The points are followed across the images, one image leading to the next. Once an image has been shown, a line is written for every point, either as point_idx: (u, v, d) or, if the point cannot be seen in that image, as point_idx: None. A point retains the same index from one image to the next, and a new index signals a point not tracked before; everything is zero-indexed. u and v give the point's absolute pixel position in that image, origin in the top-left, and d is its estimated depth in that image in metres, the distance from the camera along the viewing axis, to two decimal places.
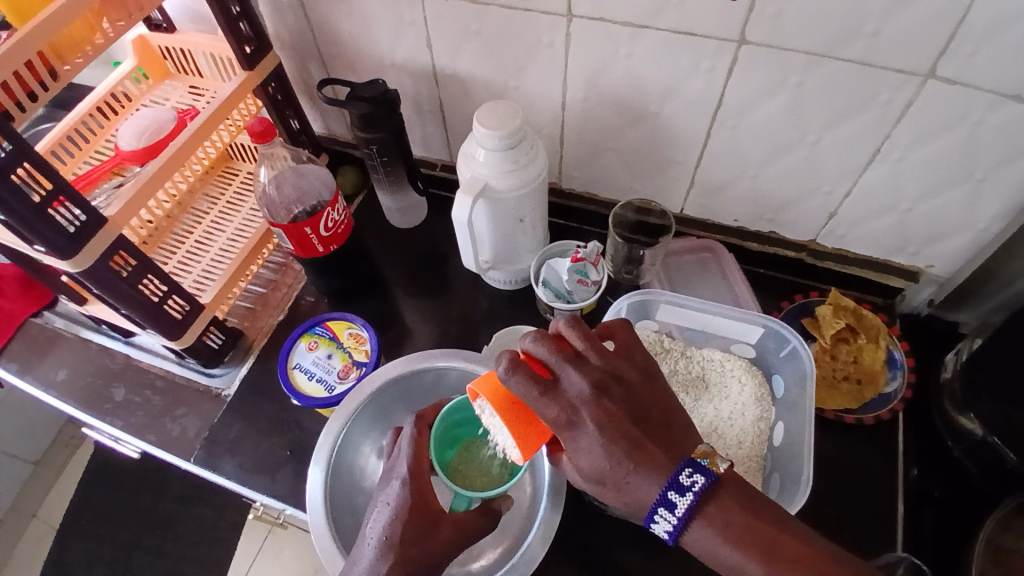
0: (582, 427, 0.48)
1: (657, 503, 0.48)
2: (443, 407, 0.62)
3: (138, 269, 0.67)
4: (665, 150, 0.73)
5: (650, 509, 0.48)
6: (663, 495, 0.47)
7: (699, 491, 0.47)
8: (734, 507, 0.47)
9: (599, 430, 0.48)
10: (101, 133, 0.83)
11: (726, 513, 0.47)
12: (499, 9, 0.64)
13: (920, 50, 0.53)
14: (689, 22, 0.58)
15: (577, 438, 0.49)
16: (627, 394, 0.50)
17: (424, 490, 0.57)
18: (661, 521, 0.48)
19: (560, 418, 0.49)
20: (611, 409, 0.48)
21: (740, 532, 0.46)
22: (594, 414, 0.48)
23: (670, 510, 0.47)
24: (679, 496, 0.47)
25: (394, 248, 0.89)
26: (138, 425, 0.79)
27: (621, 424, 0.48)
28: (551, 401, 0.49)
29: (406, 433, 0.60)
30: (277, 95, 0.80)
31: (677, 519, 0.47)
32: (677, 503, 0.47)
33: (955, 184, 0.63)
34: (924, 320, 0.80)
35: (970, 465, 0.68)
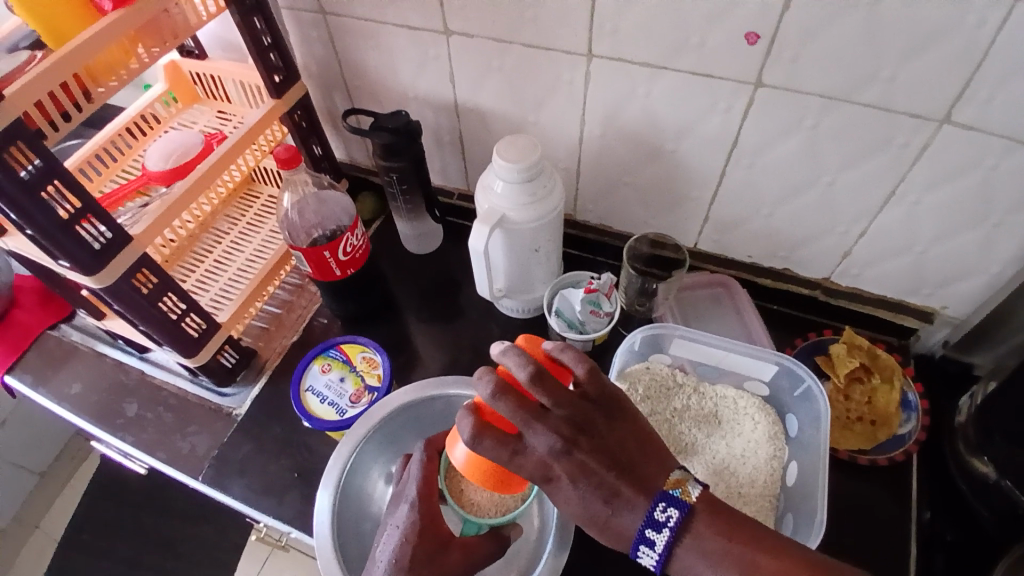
0: (558, 479, 0.49)
1: (637, 540, 0.48)
2: None
3: (159, 287, 0.68)
4: (680, 187, 0.74)
5: (631, 547, 0.48)
6: (642, 532, 0.48)
7: (674, 524, 0.47)
8: (716, 536, 0.46)
9: (569, 485, 0.48)
10: (129, 153, 0.85)
11: (705, 542, 0.46)
12: (521, 48, 0.66)
13: (935, 96, 0.54)
14: (707, 65, 0.60)
15: (565, 483, 0.48)
16: (596, 443, 0.49)
17: (433, 513, 0.57)
18: (645, 556, 0.48)
19: (533, 475, 0.49)
20: (579, 465, 0.48)
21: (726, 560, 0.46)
22: (564, 469, 0.48)
23: (651, 547, 0.48)
24: (656, 533, 0.47)
25: (408, 273, 0.90)
26: (149, 441, 0.79)
27: (596, 475, 0.48)
28: (522, 461, 0.48)
29: (416, 459, 0.60)
30: (302, 122, 0.83)
31: (658, 555, 0.47)
32: (655, 540, 0.47)
33: (970, 228, 0.63)
34: (937, 361, 0.79)
35: (982, 511, 0.67)
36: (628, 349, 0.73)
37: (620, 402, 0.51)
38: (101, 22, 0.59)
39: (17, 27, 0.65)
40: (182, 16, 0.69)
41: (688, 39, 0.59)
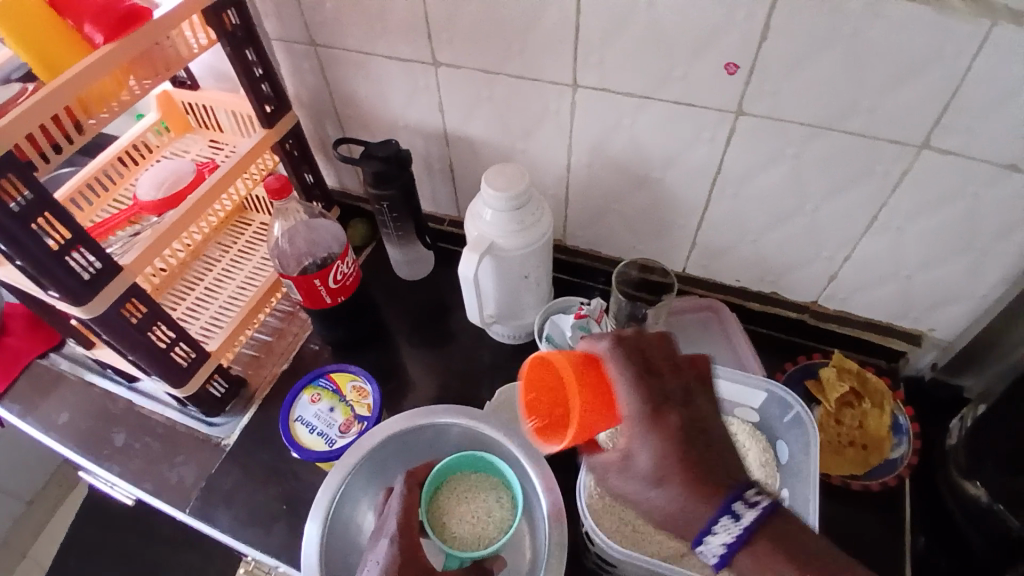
0: (664, 425, 0.52)
1: (721, 511, 0.48)
2: (433, 466, 0.65)
3: (149, 316, 0.68)
4: (668, 214, 0.75)
5: (710, 519, 0.49)
6: (729, 503, 0.49)
7: (763, 511, 0.48)
8: (790, 542, 0.47)
9: (660, 434, 0.52)
10: (121, 181, 0.86)
11: (782, 539, 0.47)
12: (509, 79, 0.68)
13: (913, 124, 0.55)
14: (690, 95, 0.61)
15: (650, 434, 0.52)
16: (696, 412, 0.54)
17: (414, 544, 0.57)
18: (721, 531, 0.48)
19: (637, 407, 0.53)
20: (681, 418, 0.53)
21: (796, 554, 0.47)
22: (672, 414, 0.53)
23: (733, 521, 0.48)
24: (745, 508, 0.48)
25: (400, 299, 0.90)
26: (136, 471, 0.78)
27: (685, 438, 0.52)
28: (636, 386, 0.54)
29: (397, 491, 0.62)
30: (293, 151, 0.83)
31: (738, 531, 0.48)
32: (741, 514, 0.48)
33: (954, 252, 0.64)
34: (928, 386, 0.79)
35: (975, 536, 0.67)
36: None
37: None
38: (92, 56, 0.59)
39: (9, 57, 0.66)
40: (174, 49, 0.69)
41: (672, 71, 0.60)
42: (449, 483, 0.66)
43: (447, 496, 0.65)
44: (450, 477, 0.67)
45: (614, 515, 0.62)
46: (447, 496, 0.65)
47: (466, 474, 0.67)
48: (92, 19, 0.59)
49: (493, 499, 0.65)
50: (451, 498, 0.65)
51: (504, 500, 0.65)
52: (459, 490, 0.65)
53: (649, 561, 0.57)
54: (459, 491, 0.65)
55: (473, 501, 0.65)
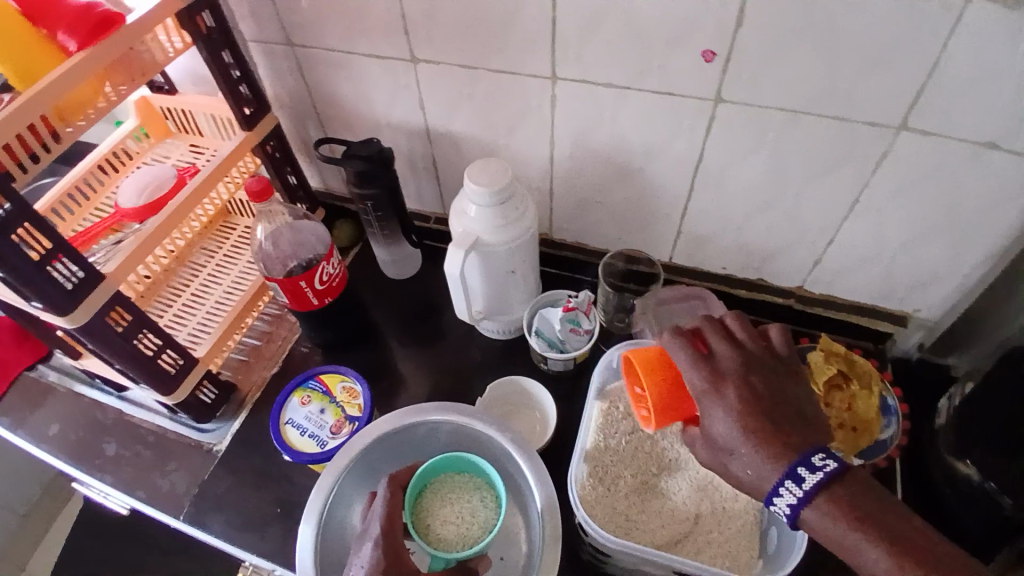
0: (724, 398, 0.52)
1: (784, 475, 0.48)
2: (415, 470, 0.65)
3: (135, 324, 0.67)
4: (652, 204, 0.75)
5: (777, 480, 0.48)
6: (792, 467, 0.48)
7: (829, 475, 0.47)
8: (854, 503, 0.47)
9: (727, 406, 0.51)
10: (102, 190, 0.85)
11: (847, 499, 0.47)
12: (488, 74, 0.67)
13: (891, 106, 0.56)
14: (669, 85, 0.61)
15: (715, 408, 0.52)
16: (764, 383, 0.53)
17: (397, 548, 0.57)
18: (786, 494, 0.48)
19: (699, 383, 0.53)
20: (746, 389, 0.51)
21: (861, 513, 0.47)
22: (733, 386, 0.52)
23: (797, 484, 0.48)
24: (808, 472, 0.48)
25: (389, 299, 0.90)
26: (128, 480, 0.77)
27: (754, 409, 0.51)
28: (700, 364, 0.53)
29: (380, 495, 0.61)
30: (275, 153, 0.83)
31: (802, 494, 0.47)
32: (805, 478, 0.47)
33: (936, 232, 0.65)
34: (914, 364, 0.80)
35: (965, 515, 0.67)
36: (606, 366, 0.72)
37: (795, 367, 0.56)
38: (66, 63, 0.58)
39: None
40: (148, 54, 0.68)
41: (650, 62, 0.60)
42: (433, 485, 0.66)
43: (430, 498, 0.65)
44: (433, 479, 0.67)
45: (605, 505, 0.63)
46: (431, 498, 0.65)
47: (449, 475, 0.67)
48: (66, 27, 0.59)
49: (477, 499, 0.65)
50: (435, 500, 0.65)
51: (488, 499, 0.65)
52: (443, 491, 0.66)
53: (638, 549, 0.58)
54: (443, 492, 0.65)
55: (456, 502, 0.65)
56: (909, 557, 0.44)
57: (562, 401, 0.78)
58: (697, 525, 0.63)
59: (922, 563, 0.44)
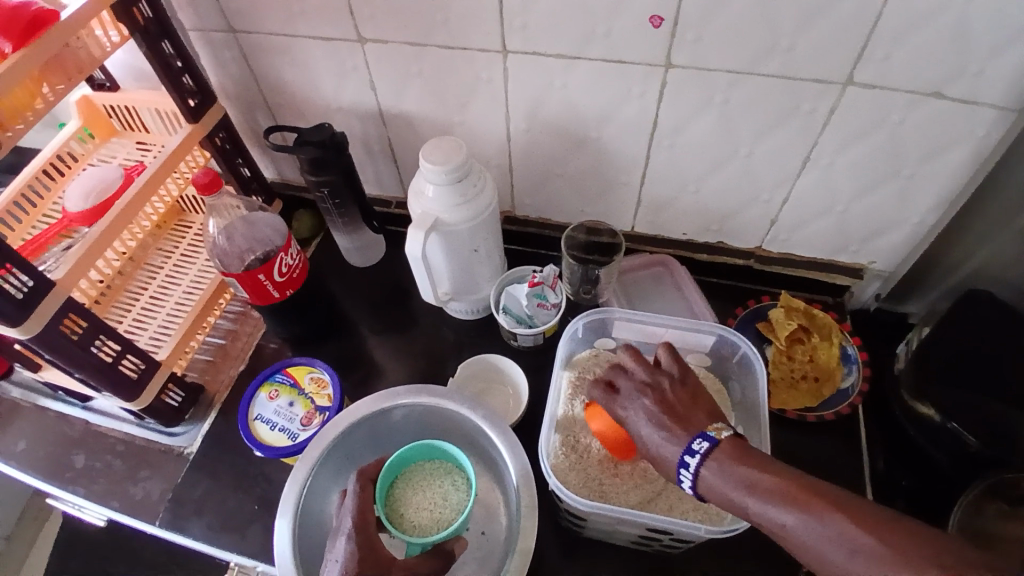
0: (631, 423, 0.56)
1: (678, 464, 0.51)
2: (384, 462, 0.64)
3: (90, 331, 0.65)
4: (610, 172, 0.75)
5: (674, 471, 0.52)
6: (681, 456, 0.51)
7: (705, 454, 0.50)
8: (735, 467, 0.48)
9: (636, 426, 0.55)
10: (48, 196, 0.81)
11: (729, 469, 0.48)
12: (437, 50, 0.66)
13: (834, 61, 0.56)
14: (617, 52, 0.61)
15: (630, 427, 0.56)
16: (668, 400, 0.55)
17: (372, 540, 0.57)
18: (685, 480, 0.51)
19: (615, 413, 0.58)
20: (647, 406, 0.55)
21: (742, 476, 0.48)
22: (635, 409, 0.56)
23: (688, 470, 0.50)
24: (691, 457, 0.50)
25: (356, 287, 0.89)
26: (101, 492, 0.76)
27: (657, 418, 0.54)
28: (610, 398, 0.58)
29: (351, 491, 0.61)
30: (225, 145, 0.81)
31: (693, 476, 0.50)
32: (690, 463, 0.50)
33: (885, 183, 0.66)
34: (873, 314, 0.82)
35: (936, 453, 0.70)
36: (572, 336, 0.73)
37: (690, 378, 0.57)
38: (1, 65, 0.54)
39: None
40: (85, 49, 0.64)
41: (596, 29, 0.60)
42: (404, 474, 0.66)
43: (403, 487, 0.65)
44: (406, 467, 0.67)
45: (579, 471, 0.65)
46: (403, 487, 0.65)
47: (420, 464, 0.67)
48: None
49: (449, 483, 0.65)
50: (407, 489, 0.65)
51: (460, 482, 0.65)
52: (415, 479, 0.66)
53: (613, 509, 0.58)
54: (415, 480, 0.66)
55: (428, 488, 0.65)
56: (790, 502, 0.45)
57: (534, 375, 0.79)
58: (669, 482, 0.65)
59: (801, 503, 0.44)
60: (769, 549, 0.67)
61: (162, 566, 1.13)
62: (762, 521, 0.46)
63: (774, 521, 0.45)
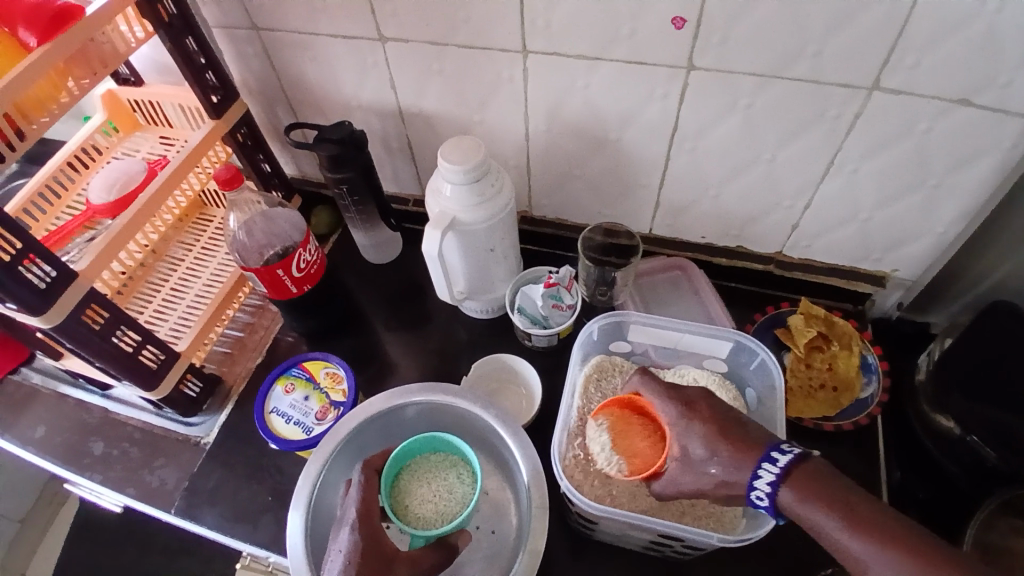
0: (698, 414, 0.58)
1: (761, 457, 0.53)
2: (390, 453, 0.65)
3: (111, 322, 0.66)
4: (630, 174, 0.75)
5: (754, 464, 0.53)
6: (766, 451, 0.53)
7: (798, 457, 0.52)
8: (824, 481, 0.50)
9: (699, 424, 0.57)
10: (72, 187, 0.83)
11: (817, 486, 0.50)
12: (458, 49, 0.66)
13: (863, 66, 0.55)
14: (640, 53, 0.61)
15: (693, 423, 0.58)
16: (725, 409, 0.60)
17: (375, 532, 0.57)
18: (765, 475, 0.52)
19: (673, 413, 0.59)
20: (710, 410, 0.58)
21: (830, 497, 0.49)
22: (705, 404, 0.59)
23: (773, 464, 0.52)
24: (781, 453, 0.52)
25: (372, 283, 0.89)
26: (117, 478, 0.77)
27: (717, 424, 0.56)
28: (669, 398, 0.61)
29: (355, 482, 0.61)
30: (246, 140, 0.81)
31: (779, 470, 0.51)
32: (779, 457, 0.52)
33: (911, 192, 0.65)
34: (895, 323, 0.80)
35: (952, 466, 0.69)
36: (587, 339, 0.73)
37: None
38: (26, 59, 0.55)
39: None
40: (110, 44, 0.64)
41: (620, 30, 0.59)
42: (409, 466, 0.67)
43: (408, 480, 0.66)
44: (412, 460, 0.67)
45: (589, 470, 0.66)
46: (408, 480, 0.66)
47: (427, 456, 0.68)
48: (24, 21, 0.56)
49: (453, 475, 0.66)
50: (412, 480, 0.66)
51: (464, 475, 0.66)
52: (420, 471, 0.66)
53: (626, 514, 0.58)
54: (420, 473, 0.66)
55: (433, 481, 0.65)
56: (875, 534, 0.46)
57: (548, 376, 0.79)
58: None
59: (886, 539, 0.46)
60: (781, 556, 0.66)
61: (176, 551, 1.15)
62: (836, 541, 0.48)
63: (849, 544, 0.47)
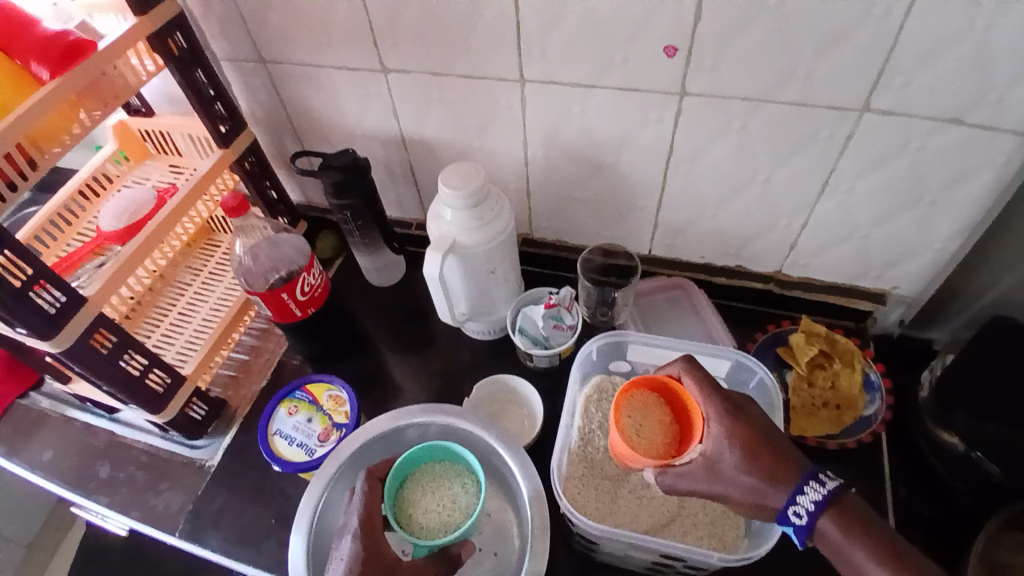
0: (744, 416, 0.57)
1: (809, 474, 0.53)
2: (394, 462, 0.66)
3: (119, 345, 0.67)
4: (628, 197, 0.76)
5: (800, 479, 0.53)
6: (814, 471, 0.53)
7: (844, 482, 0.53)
8: (862, 511, 0.51)
9: (743, 427, 0.56)
10: (83, 215, 0.85)
11: (857, 514, 0.51)
12: (459, 79, 0.68)
13: (851, 89, 0.57)
14: (633, 80, 0.63)
15: (729, 425, 0.56)
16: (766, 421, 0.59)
17: (377, 542, 0.58)
18: (810, 492, 0.52)
19: (722, 409, 0.57)
20: (756, 419, 0.57)
21: (867, 526, 0.51)
22: (752, 409, 0.58)
23: (820, 484, 0.52)
24: (829, 476, 0.53)
25: (376, 306, 0.91)
26: (123, 502, 0.78)
27: (751, 440, 0.55)
28: (713, 390, 0.59)
29: (359, 490, 0.62)
30: (253, 168, 0.84)
31: (826, 492, 0.52)
32: (827, 480, 0.53)
33: (905, 210, 0.66)
34: (897, 341, 0.81)
35: (958, 483, 0.69)
36: (586, 359, 0.74)
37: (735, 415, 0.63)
38: (41, 91, 0.58)
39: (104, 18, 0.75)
40: (121, 77, 0.67)
41: (613, 57, 0.61)
42: (415, 475, 0.67)
43: (413, 489, 0.66)
44: (416, 469, 0.67)
45: (589, 492, 0.66)
46: (413, 488, 0.66)
47: (430, 465, 0.68)
48: (37, 55, 0.59)
49: (458, 485, 0.65)
50: (417, 489, 0.65)
51: (469, 485, 0.65)
52: (425, 480, 0.66)
53: (623, 535, 0.58)
54: (425, 481, 0.66)
55: (438, 490, 0.65)
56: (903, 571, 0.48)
57: (550, 397, 0.79)
58: (681, 508, 0.65)
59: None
60: None
61: None
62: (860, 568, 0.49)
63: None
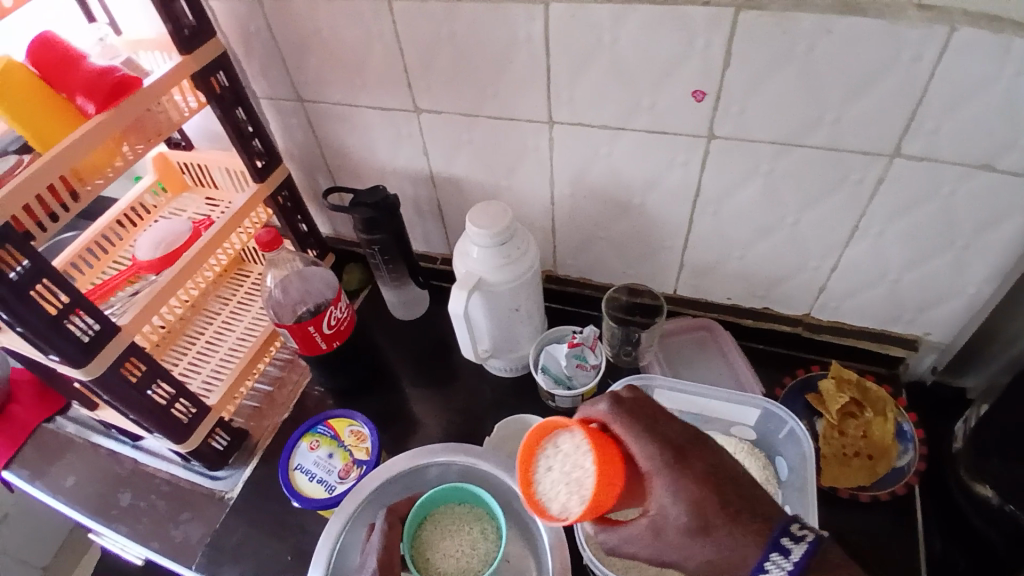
0: (683, 466, 0.53)
1: (770, 546, 0.50)
2: (414, 500, 0.65)
3: (149, 375, 0.68)
4: (654, 237, 0.76)
5: (763, 553, 0.50)
6: (777, 539, 0.50)
7: (812, 543, 0.49)
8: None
9: (685, 481, 0.52)
10: (120, 244, 0.88)
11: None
12: (487, 120, 0.70)
13: (881, 134, 0.57)
14: (661, 124, 0.63)
15: (678, 481, 0.52)
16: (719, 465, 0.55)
17: None
18: (775, 567, 0.49)
19: (658, 462, 0.53)
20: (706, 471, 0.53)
21: None
22: (697, 458, 0.54)
23: (784, 555, 0.49)
24: (793, 542, 0.50)
25: (400, 340, 0.91)
26: (143, 531, 0.78)
27: (704, 497, 0.51)
28: (648, 435, 0.54)
29: (378, 528, 0.63)
30: (286, 203, 0.86)
31: (792, 564, 0.49)
32: (791, 548, 0.49)
33: (938, 254, 0.65)
34: (930, 388, 0.79)
35: (992, 532, 0.65)
36: None
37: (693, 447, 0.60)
38: (87, 125, 0.61)
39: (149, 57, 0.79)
40: (164, 113, 0.70)
41: (641, 101, 0.62)
42: (433, 516, 0.66)
43: (431, 529, 0.65)
44: (434, 509, 0.66)
45: None
46: (431, 529, 0.65)
47: (450, 506, 0.66)
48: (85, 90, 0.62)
49: (478, 530, 0.64)
50: (435, 531, 0.64)
51: (489, 531, 0.64)
52: (444, 522, 0.65)
53: None
54: (444, 524, 0.65)
55: (458, 533, 0.64)
56: None
57: None
58: None
59: None
60: None
61: None
62: None
63: None
